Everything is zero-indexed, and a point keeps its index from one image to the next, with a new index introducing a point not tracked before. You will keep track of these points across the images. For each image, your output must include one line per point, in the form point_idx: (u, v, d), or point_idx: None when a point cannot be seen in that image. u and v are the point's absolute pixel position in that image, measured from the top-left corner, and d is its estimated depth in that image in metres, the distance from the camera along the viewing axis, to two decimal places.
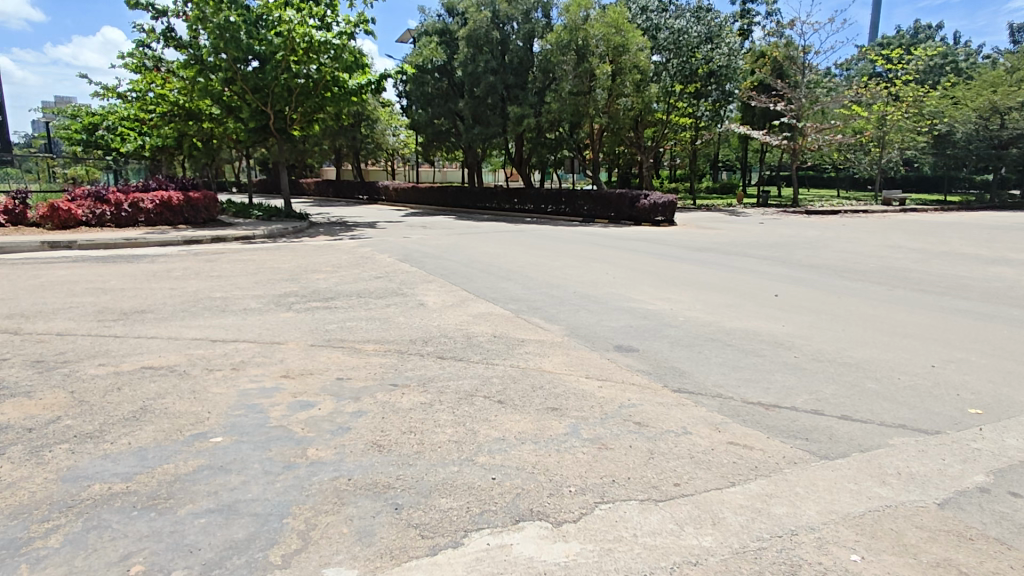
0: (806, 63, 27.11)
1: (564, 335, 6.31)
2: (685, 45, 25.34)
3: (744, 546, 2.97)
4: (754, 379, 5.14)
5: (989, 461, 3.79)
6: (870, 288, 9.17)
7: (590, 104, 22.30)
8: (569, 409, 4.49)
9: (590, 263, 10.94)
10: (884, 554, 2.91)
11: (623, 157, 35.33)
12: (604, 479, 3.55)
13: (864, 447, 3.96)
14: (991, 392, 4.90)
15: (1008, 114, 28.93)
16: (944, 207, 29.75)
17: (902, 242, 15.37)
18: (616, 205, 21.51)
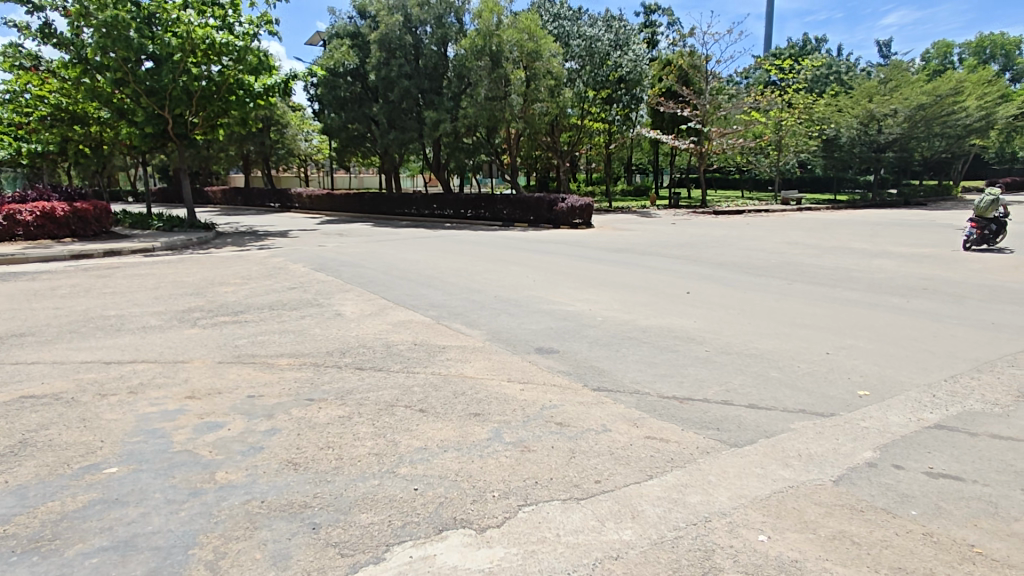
0: (709, 72, 28.59)
1: (485, 340, 6.31)
2: (597, 53, 26.31)
3: (662, 537, 3.07)
4: (668, 374, 5.34)
5: (875, 438, 4.13)
6: (771, 282, 9.77)
7: (505, 109, 22.43)
8: (491, 414, 4.50)
9: (509, 267, 11.05)
10: (787, 531, 3.11)
11: (541, 162, 35.95)
12: (526, 481, 3.58)
13: (769, 433, 4.21)
14: (877, 374, 5.35)
15: (884, 120, 31.60)
16: (835, 206, 32.18)
17: (800, 239, 16.48)
18: (535, 208, 21.80)
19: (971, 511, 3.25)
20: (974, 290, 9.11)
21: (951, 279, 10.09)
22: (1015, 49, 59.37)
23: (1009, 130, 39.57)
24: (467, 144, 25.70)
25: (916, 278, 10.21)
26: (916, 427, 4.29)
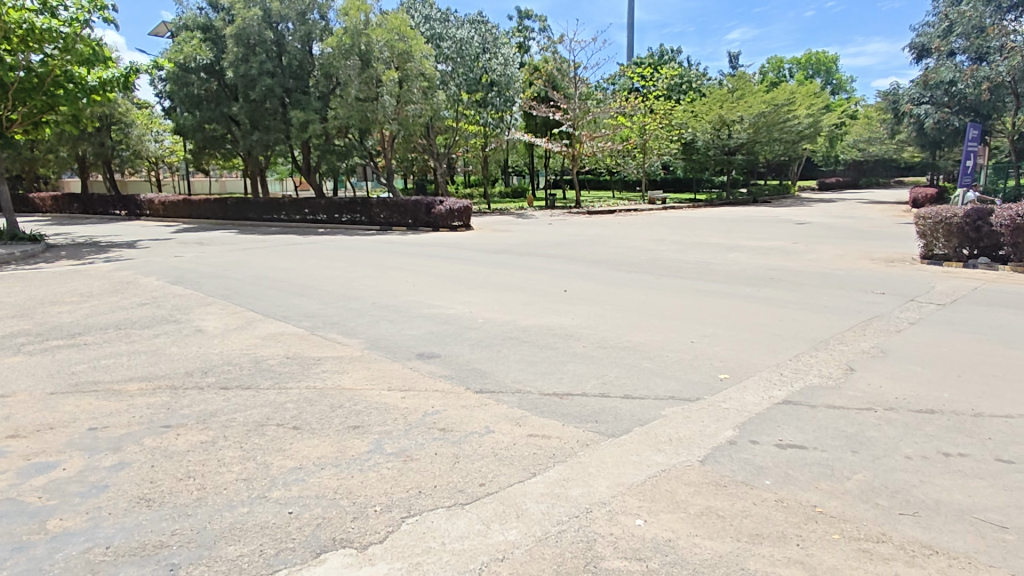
0: (576, 77, 29.80)
1: (364, 348, 6.10)
2: (468, 55, 26.56)
3: (545, 533, 3.12)
4: (548, 371, 5.47)
5: (734, 417, 4.50)
6: (642, 277, 10.36)
7: (377, 110, 21.91)
8: (372, 425, 4.34)
9: (389, 272, 10.78)
10: (661, 513, 3.28)
11: (417, 164, 35.57)
12: (410, 491, 3.48)
13: (643, 421, 4.43)
14: (734, 358, 5.84)
15: (733, 125, 34.83)
16: (695, 204, 34.90)
17: (666, 236, 17.64)
18: (413, 212, 21.50)
19: (813, 475, 3.62)
20: (811, 278, 10.28)
21: (792, 269, 11.31)
22: (833, 66, 68.19)
23: (832, 136, 45.30)
24: (339, 146, 24.79)
25: (764, 269, 11.34)
26: (768, 404, 4.73)
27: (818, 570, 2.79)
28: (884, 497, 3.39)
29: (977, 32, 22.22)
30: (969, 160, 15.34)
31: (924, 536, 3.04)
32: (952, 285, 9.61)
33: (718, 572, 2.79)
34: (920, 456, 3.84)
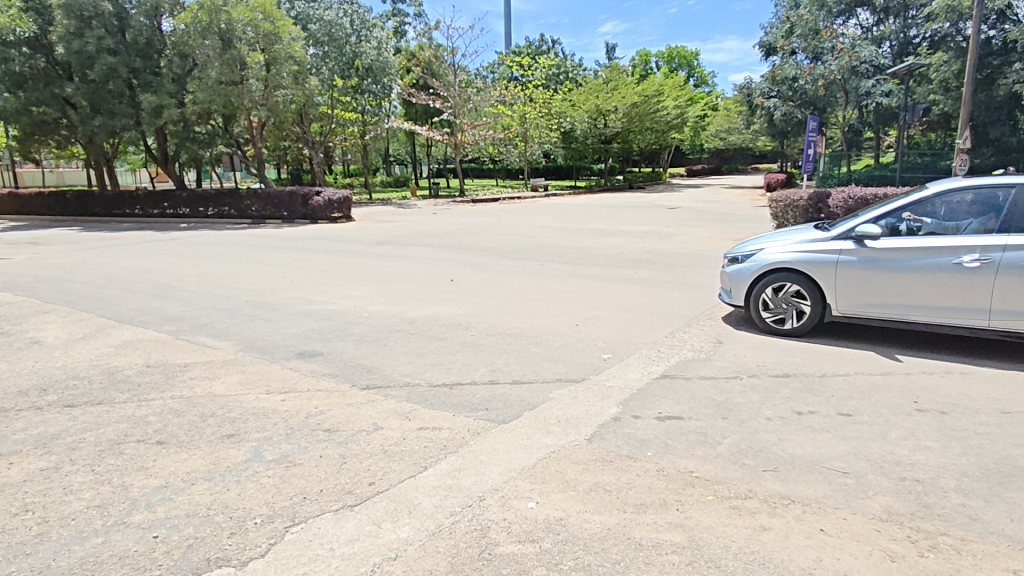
0: (455, 65, 29.49)
1: (237, 351, 5.68)
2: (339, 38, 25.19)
3: (439, 525, 3.06)
4: (437, 362, 5.40)
5: (618, 394, 4.70)
6: (527, 264, 10.51)
7: (243, 95, 20.47)
8: (249, 432, 4.05)
9: (264, 268, 10.11)
10: (552, 493, 3.35)
11: (290, 153, 33.63)
12: (293, 499, 3.29)
13: (532, 405, 4.50)
14: (616, 338, 6.11)
15: (608, 115, 36.28)
16: (576, 192, 36.02)
17: (549, 223, 18.10)
18: (288, 203, 20.35)
19: (690, 444, 3.87)
20: (682, 259, 10.97)
21: (665, 251, 12.01)
22: (694, 60, 73.10)
23: (697, 127, 48.59)
24: (199, 133, 22.91)
25: (640, 252, 11.94)
26: (648, 379, 5.00)
27: (696, 531, 2.98)
28: (750, 457, 3.69)
29: (812, 34, 24.78)
30: (811, 149, 17.06)
31: (784, 488, 3.35)
32: None
33: (607, 544, 2.90)
34: (778, 417, 4.23)
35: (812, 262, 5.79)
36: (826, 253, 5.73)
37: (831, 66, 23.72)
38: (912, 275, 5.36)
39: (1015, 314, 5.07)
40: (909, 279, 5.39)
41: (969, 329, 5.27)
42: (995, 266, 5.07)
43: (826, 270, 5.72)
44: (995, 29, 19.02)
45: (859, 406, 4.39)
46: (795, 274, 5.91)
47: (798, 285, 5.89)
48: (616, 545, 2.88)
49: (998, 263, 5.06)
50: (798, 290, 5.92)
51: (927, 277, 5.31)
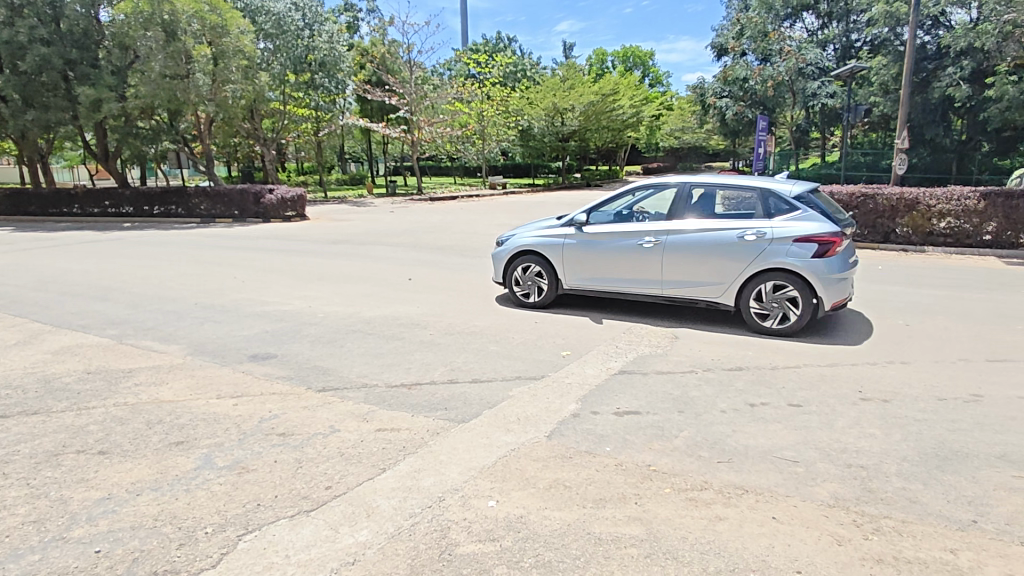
0: (411, 61, 29.17)
1: (185, 355, 5.48)
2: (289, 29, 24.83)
3: (398, 528, 3.02)
4: (395, 363, 5.33)
5: (577, 390, 4.74)
6: (486, 262, 10.49)
7: (189, 89, 19.61)
8: (198, 439, 3.91)
9: (213, 269, 9.79)
10: (512, 492, 3.34)
11: (241, 150, 32.68)
12: (246, 506, 3.19)
13: (491, 403, 4.49)
14: (575, 335, 6.16)
15: (565, 113, 36.53)
16: (534, 189, 36.15)
17: (508, 220, 18.10)
18: (239, 202, 19.76)
19: (648, 438, 3.93)
20: None
21: None
22: (649, 60, 74.30)
23: (652, 126, 49.41)
24: (142, 129, 22.02)
25: None
26: (606, 375, 5.06)
27: (654, 523, 3.03)
28: (705, 449, 3.77)
29: (761, 36, 25.56)
30: (761, 147, 17.56)
31: (738, 478, 3.43)
32: None
33: (567, 540, 2.91)
34: (732, 409, 4.33)
35: (548, 245, 7.02)
36: (554, 238, 6.97)
37: (780, 67, 24.56)
38: (611, 256, 6.63)
39: (677, 284, 6.40)
40: (613, 258, 6.66)
41: (651, 296, 6.57)
42: (662, 246, 6.37)
43: (555, 251, 6.96)
44: (929, 35, 20.07)
45: (809, 396, 4.54)
46: (539, 255, 7.11)
47: (535, 264, 7.11)
48: (576, 540, 2.90)
49: (664, 244, 6.37)
50: (536, 269, 7.16)
51: (620, 254, 6.59)
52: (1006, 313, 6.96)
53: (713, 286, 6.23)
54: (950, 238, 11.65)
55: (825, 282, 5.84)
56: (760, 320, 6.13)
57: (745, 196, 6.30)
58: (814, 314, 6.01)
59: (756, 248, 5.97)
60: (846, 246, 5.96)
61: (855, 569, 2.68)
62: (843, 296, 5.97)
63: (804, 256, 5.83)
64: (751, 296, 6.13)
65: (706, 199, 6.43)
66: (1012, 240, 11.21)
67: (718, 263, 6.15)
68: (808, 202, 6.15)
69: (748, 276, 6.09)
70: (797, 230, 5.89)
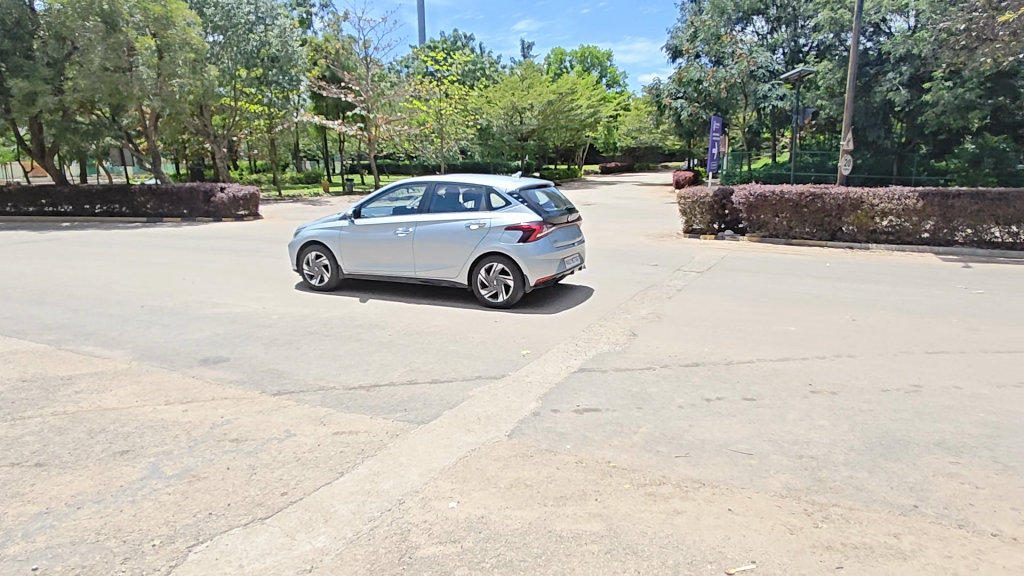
0: (368, 58, 28.73)
1: (131, 360, 5.25)
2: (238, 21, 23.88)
3: (357, 532, 2.97)
4: (353, 364, 5.23)
5: (537, 389, 4.75)
6: None
7: (131, 83, 18.88)
8: (145, 447, 3.75)
9: (161, 270, 9.42)
10: (472, 492, 3.33)
11: (190, 146, 31.62)
12: (197, 515, 3.07)
13: (451, 403, 4.46)
14: (534, 333, 6.17)
15: (524, 112, 36.66)
16: None
17: None
18: (188, 201, 19.11)
19: (607, 434, 3.97)
20: (597, 254, 11.25)
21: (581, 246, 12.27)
22: (606, 61, 75.23)
23: (610, 126, 50.03)
24: (82, 124, 21.07)
25: None
26: (566, 372, 5.09)
27: (614, 519, 3.06)
28: (663, 444, 3.83)
29: (714, 39, 26.38)
30: (715, 148, 17.97)
31: (694, 472, 3.50)
32: (708, 255, 11.24)
33: (529, 538, 2.91)
34: (689, 404, 4.42)
35: (326, 236, 7.90)
36: (332, 229, 7.81)
37: (732, 70, 25.22)
38: (374, 244, 7.52)
39: (424, 268, 7.33)
40: (375, 246, 7.55)
41: (406, 278, 7.49)
42: (410, 236, 7.31)
43: (332, 240, 7.79)
44: (871, 41, 20.82)
45: (762, 390, 4.67)
46: (319, 244, 7.97)
47: (317, 253, 7.96)
48: (537, 539, 2.90)
49: (414, 234, 7.29)
50: (319, 256, 7.99)
51: (378, 243, 7.51)
52: (943, 307, 7.31)
53: (449, 268, 7.21)
54: (892, 236, 12.17)
55: (528, 262, 6.84)
56: (485, 296, 7.12)
57: (475, 191, 7.23)
58: (525, 290, 7.02)
59: (479, 236, 6.96)
60: (551, 232, 6.95)
61: (806, 557, 2.76)
62: (549, 273, 6.98)
63: (512, 242, 6.81)
64: (479, 276, 7.11)
65: (450, 193, 7.34)
66: (948, 237, 11.76)
67: (449, 249, 7.14)
68: (524, 195, 7.12)
69: (473, 259, 7.07)
70: (510, 220, 6.85)
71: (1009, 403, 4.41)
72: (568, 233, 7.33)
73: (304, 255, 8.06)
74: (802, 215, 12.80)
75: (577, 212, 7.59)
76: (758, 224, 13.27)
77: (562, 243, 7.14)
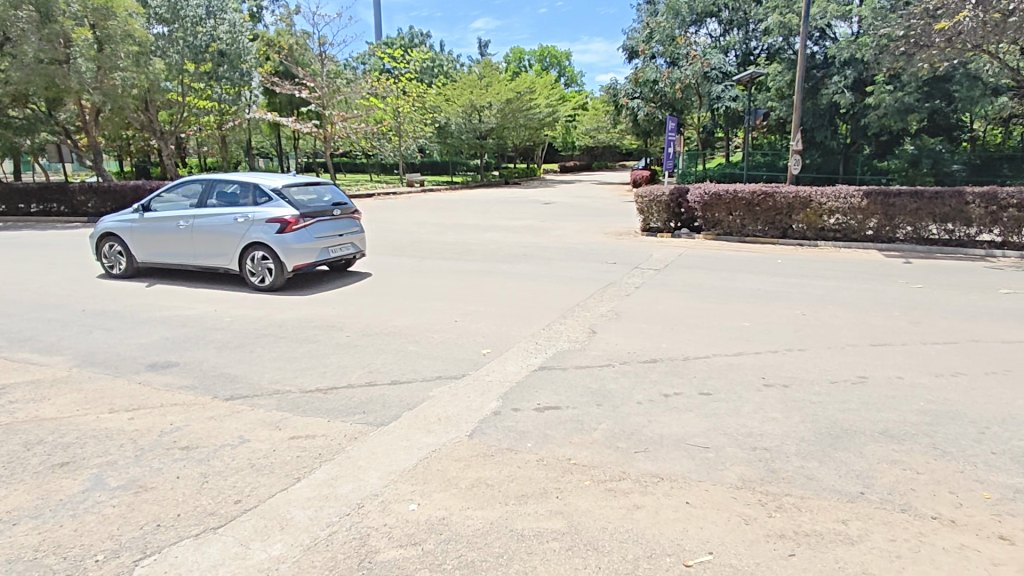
0: (324, 55, 28.14)
1: (71, 367, 5.01)
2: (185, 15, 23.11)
3: (314, 539, 2.90)
4: (310, 367, 5.12)
5: (498, 388, 4.74)
6: (403, 262, 10.28)
7: (69, 76, 18.11)
8: (87, 458, 3.58)
9: (103, 272, 9.01)
10: (433, 493, 3.29)
11: (135, 143, 30.36)
12: (144, 528, 2.95)
13: (411, 405, 4.41)
14: (495, 332, 6.16)
15: (483, 111, 36.54)
16: (452, 187, 35.91)
17: (426, 218, 17.88)
18: (133, 199, 18.35)
19: (567, 432, 3.99)
20: (557, 253, 11.31)
21: (540, 245, 12.32)
22: (564, 60, 75.69)
23: (568, 125, 50.37)
24: (16, 118, 20.01)
25: (517, 246, 12.14)
26: (526, 371, 5.10)
27: (575, 516, 3.07)
28: (622, 440, 3.87)
29: (669, 40, 26.93)
30: (671, 147, 18.28)
31: (653, 467, 3.56)
32: (665, 253, 11.43)
33: (490, 538, 2.90)
34: (647, 400, 4.48)
35: (121, 228, 8.57)
36: (126, 220, 8.49)
37: (686, 71, 25.77)
38: (159, 234, 8.23)
39: (202, 256, 8.07)
40: (160, 236, 8.27)
41: (187, 266, 8.22)
42: (188, 227, 8.05)
43: (126, 231, 8.47)
44: (818, 45, 21.55)
45: (717, 384, 4.78)
46: (116, 236, 8.62)
47: (113, 243, 8.62)
48: (498, 539, 2.89)
49: (193, 225, 8.03)
50: (116, 246, 8.66)
51: (163, 234, 8.22)
52: (887, 301, 7.62)
53: (222, 256, 7.95)
54: (839, 233, 12.64)
55: (286, 249, 7.59)
56: (253, 280, 7.87)
57: (248, 188, 8.00)
58: (286, 276, 7.76)
59: (243, 227, 7.72)
60: (309, 224, 7.74)
61: (761, 546, 2.84)
62: (310, 260, 7.75)
63: (271, 232, 7.57)
64: (247, 263, 7.86)
65: (227, 190, 8.11)
66: (891, 234, 12.27)
67: (221, 239, 7.89)
68: (289, 192, 7.90)
69: (242, 249, 7.83)
70: (271, 213, 7.62)
71: (947, 392, 4.63)
72: (335, 225, 8.14)
73: (103, 246, 8.71)
74: (754, 213, 13.15)
75: (350, 209, 8.42)
76: (713, 222, 13.59)
77: (324, 234, 7.93)
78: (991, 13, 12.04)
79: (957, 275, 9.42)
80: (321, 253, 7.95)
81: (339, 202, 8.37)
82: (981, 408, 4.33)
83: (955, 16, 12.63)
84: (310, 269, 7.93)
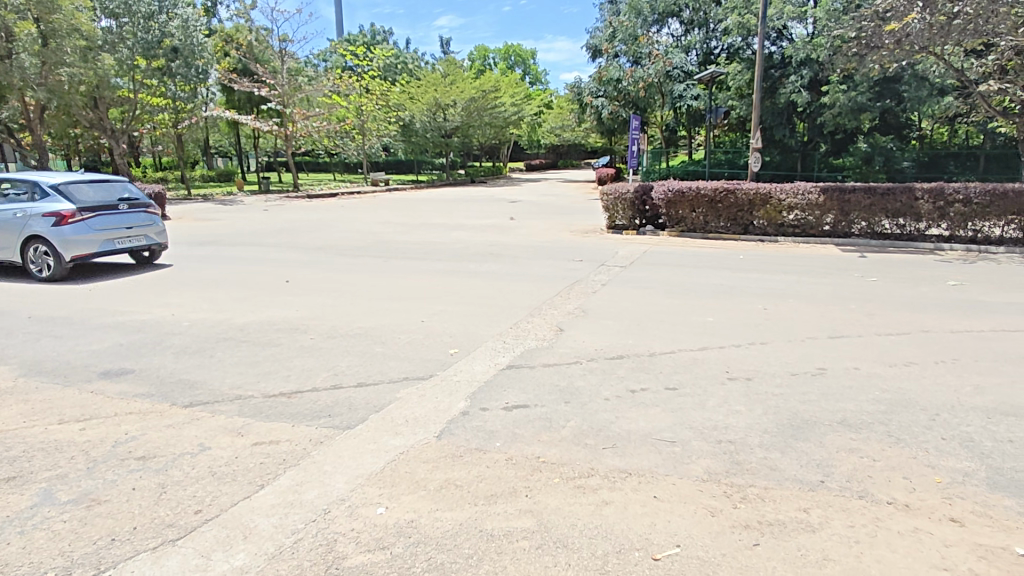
0: (284, 51, 27.60)
1: (18, 377, 4.79)
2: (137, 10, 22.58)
3: (280, 547, 2.83)
4: (273, 371, 5.01)
5: (466, 388, 4.72)
6: (369, 262, 10.15)
7: (11, 72, 17.81)
8: (37, 472, 3.42)
9: (52, 276, 8.65)
10: (401, 497, 3.25)
11: (85, 142, 29.25)
12: (98, 542, 2.84)
13: (378, 407, 4.35)
14: (463, 332, 6.13)
15: (447, 109, 36.34)
16: (418, 185, 35.61)
17: (391, 217, 17.69)
18: None
19: (536, 430, 3.99)
20: (523, 251, 11.32)
21: (507, 243, 12.32)
22: (529, 58, 75.82)
23: (533, 123, 50.50)
24: None
25: (483, 245, 12.11)
26: (495, 370, 5.09)
27: (544, 514, 3.07)
28: (591, 437, 3.89)
29: (631, 40, 27.22)
30: (635, 145, 18.48)
31: (622, 463, 3.58)
32: (630, 250, 11.56)
33: (459, 540, 2.88)
34: (615, 396, 4.52)
35: None
36: None
37: (649, 70, 26.11)
38: None
39: None
40: None
41: None
42: None
43: None
44: (775, 46, 22.03)
45: (683, 379, 4.86)
46: None
47: None
48: (468, 540, 2.87)
49: None
50: None
51: None
52: (843, 294, 7.86)
53: (6, 250, 8.58)
54: (797, 229, 12.99)
55: (64, 242, 8.28)
56: (37, 271, 8.53)
57: (31, 185, 8.66)
58: (66, 265, 8.46)
59: (22, 221, 8.39)
60: (86, 217, 8.46)
61: (726, 537, 2.88)
62: (90, 250, 8.50)
63: (47, 226, 8.26)
64: (30, 254, 8.52)
65: (13, 187, 8.73)
66: (846, 229, 12.67)
67: (4, 233, 8.50)
68: (69, 188, 8.62)
69: (24, 242, 8.48)
70: (47, 208, 8.32)
71: (899, 381, 4.80)
72: (120, 219, 8.93)
73: None
74: (716, 210, 13.42)
75: (133, 203, 9.20)
76: (677, 219, 13.83)
77: (107, 226, 8.71)
78: (938, 16, 12.72)
79: (908, 269, 9.77)
80: (104, 243, 8.71)
81: (123, 198, 9.14)
82: (932, 395, 4.51)
83: (902, 19, 13.14)
84: (93, 259, 8.65)
